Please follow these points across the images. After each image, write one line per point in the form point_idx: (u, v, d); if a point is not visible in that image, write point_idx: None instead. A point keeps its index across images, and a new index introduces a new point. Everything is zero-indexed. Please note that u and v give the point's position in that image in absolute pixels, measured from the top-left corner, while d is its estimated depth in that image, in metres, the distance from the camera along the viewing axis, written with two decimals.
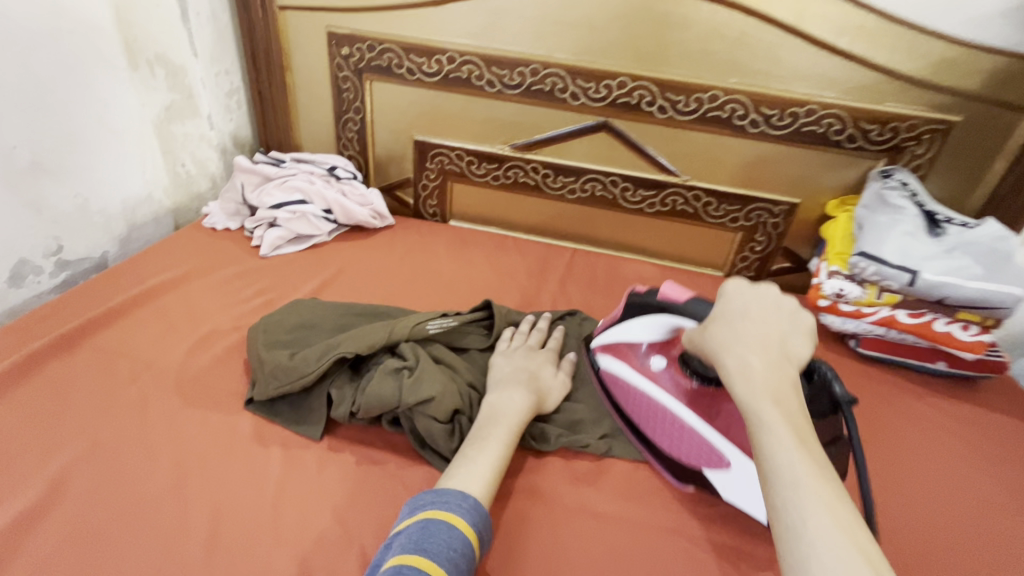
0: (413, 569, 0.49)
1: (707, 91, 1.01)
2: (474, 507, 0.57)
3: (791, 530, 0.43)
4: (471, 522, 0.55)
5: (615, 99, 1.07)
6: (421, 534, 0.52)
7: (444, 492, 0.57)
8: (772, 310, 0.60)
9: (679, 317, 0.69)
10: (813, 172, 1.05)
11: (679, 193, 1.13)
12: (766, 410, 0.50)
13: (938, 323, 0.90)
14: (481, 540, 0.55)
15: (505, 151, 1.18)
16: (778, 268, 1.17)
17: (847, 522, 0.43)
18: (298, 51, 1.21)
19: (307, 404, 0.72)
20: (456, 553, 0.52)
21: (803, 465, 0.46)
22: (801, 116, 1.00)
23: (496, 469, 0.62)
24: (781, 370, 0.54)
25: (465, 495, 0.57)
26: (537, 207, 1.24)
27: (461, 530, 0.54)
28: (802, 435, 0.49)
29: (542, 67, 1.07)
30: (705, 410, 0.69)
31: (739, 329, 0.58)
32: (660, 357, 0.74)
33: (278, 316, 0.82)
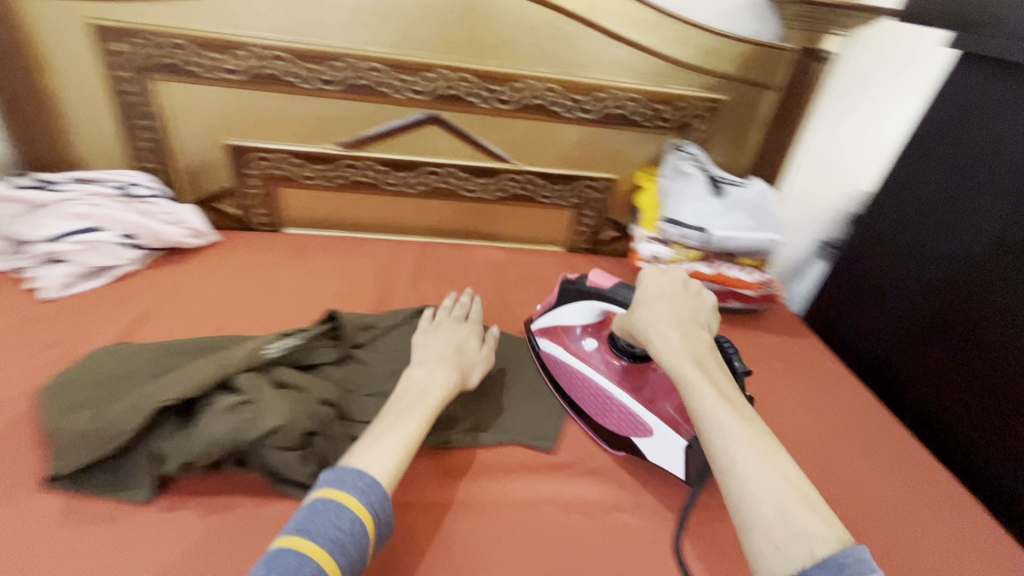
0: (295, 552, 0.50)
1: (523, 80, 1.07)
2: (371, 487, 0.57)
3: (741, 485, 0.52)
4: (360, 505, 0.55)
5: (439, 91, 1.08)
6: (309, 516, 0.53)
7: (345, 472, 0.57)
8: (682, 290, 0.72)
9: (607, 304, 0.79)
10: (624, 149, 1.18)
11: (514, 178, 1.19)
12: (696, 379, 0.60)
13: (728, 270, 1.07)
14: (376, 520, 0.56)
15: (335, 151, 1.13)
16: (608, 238, 1.30)
17: (764, 451, 0.54)
18: (55, 48, 1.00)
19: (131, 466, 0.64)
20: (343, 534, 0.52)
21: (738, 424, 0.56)
22: (606, 100, 1.11)
23: (407, 451, 0.63)
24: (692, 339, 0.66)
25: (361, 475, 0.58)
26: (378, 204, 1.21)
27: (351, 511, 0.54)
28: (718, 384, 0.61)
29: (359, 61, 1.03)
30: (631, 382, 0.79)
31: (665, 303, 0.70)
32: (592, 338, 0.85)
33: (79, 370, 0.72)
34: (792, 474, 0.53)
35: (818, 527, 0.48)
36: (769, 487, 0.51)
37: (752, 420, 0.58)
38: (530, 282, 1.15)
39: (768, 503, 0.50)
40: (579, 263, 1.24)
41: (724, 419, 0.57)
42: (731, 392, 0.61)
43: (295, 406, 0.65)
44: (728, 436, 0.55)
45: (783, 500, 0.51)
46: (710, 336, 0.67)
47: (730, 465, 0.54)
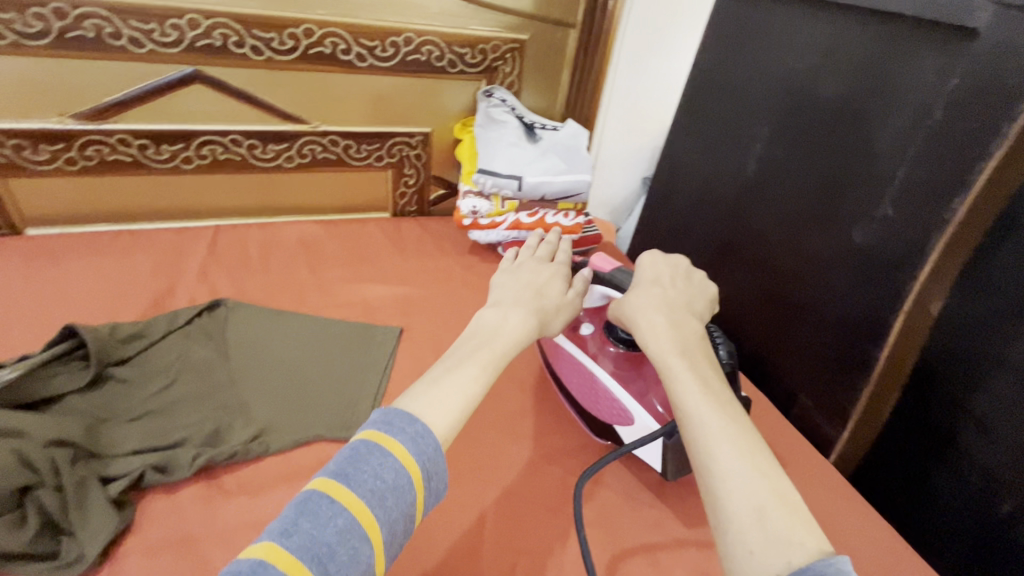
0: (321, 502, 0.41)
1: (298, 25, 0.92)
2: (422, 434, 0.47)
3: (714, 479, 0.47)
4: (421, 451, 0.46)
5: (192, 42, 0.89)
6: (350, 458, 0.44)
7: (395, 415, 0.47)
8: (682, 278, 0.69)
9: (605, 287, 0.74)
10: (433, 99, 1.09)
11: (314, 141, 1.05)
12: (679, 367, 0.55)
13: (547, 217, 1.05)
14: (428, 474, 0.46)
15: (67, 125, 0.90)
16: (436, 197, 1.23)
17: (751, 450, 0.48)
18: None
19: None
20: (384, 484, 0.43)
21: (720, 415, 0.51)
22: (402, 45, 1.00)
23: (470, 406, 0.51)
24: (686, 326, 0.61)
25: (414, 419, 0.47)
26: (148, 187, 1.00)
27: (396, 459, 0.44)
28: (706, 377, 0.55)
29: (69, 6, 0.81)
30: (624, 371, 0.70)
31: (654, 289, 0.65)
32: (590, 323, 0.76)
33: None
34: (779, 481, 0.46)
35: (796, 534, 0.42)
36: (748, 491, 0.45)
37: (743, 419, 0.51)
38: (350, 255, 1.04)
39: (744, 506, 0.44)
40: (407, 228, 1.15)
41: (709, 415, 0.51)
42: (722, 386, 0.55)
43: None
44: (713, 440, 0.49)
45: (763, 501, 0.44)
46: (701, 326, 0.62)
47: (711, 464, 0.48)
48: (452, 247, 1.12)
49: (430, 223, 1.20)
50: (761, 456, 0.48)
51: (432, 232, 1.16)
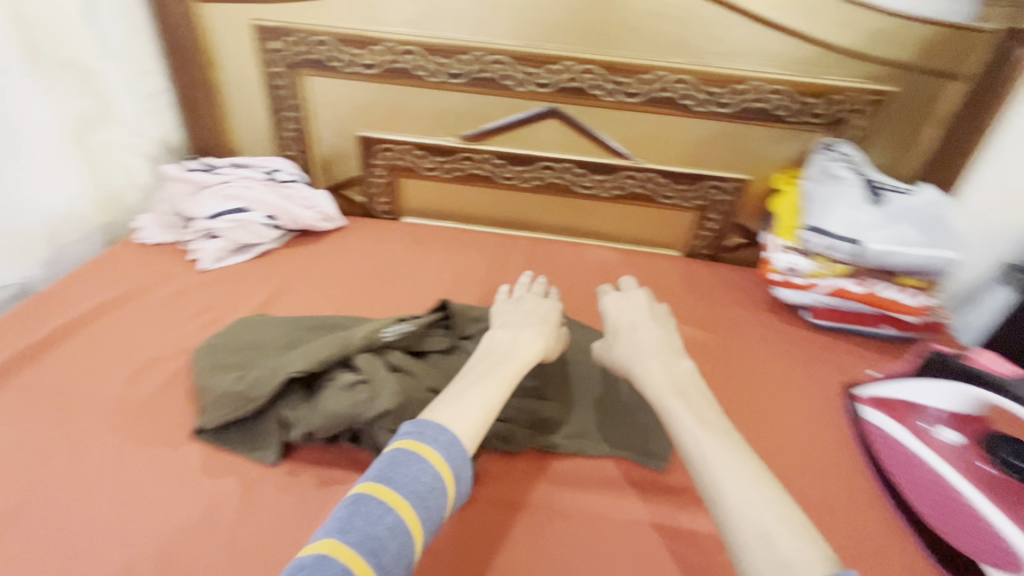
0: (382, 502, 0.49)
1: (654, 72, 1.00)
2: (450, 443, 0.55)
3: (706, 511, 0.52)
4: (449, 457, 0.54)
5: (562, 84, 1.04)
6: (390, 467, 0.52)
7: (428, 427, 0.56)
8: (658, 320, 0.81)
9: (992, 394, 0.71)
10: (760, 147, 1.06)
11: (633, 176, 1.12)
12: (675, 406, 0.63)
13: (882, 290, 0.93)
14: (457, 476, 0.54)
15: (455, 143, 1.14)
16: (733, 244, 1.18)
17: (748, 464, 0.55)
18: (225, 48, 1.13)
19: (260, 429, 0.69)
20: (423, 486, 0.51)
21: (722, 449, 0.56)
22: (747, 93, 1.00)
23: (483, 417, 0.61)
24: (675, 369, 0.70)
25: (444, 429, 0.56)
26: (491, 197, 1.21)
27: (432, 464, 0.52)
28: (704, 418, 0.61)
29: (486, 54, 1.03)
30: (1005, 502, 0.67)
31: (625, 339, 0.77)
32: (954, 431, 0.76)
33: (226, 337, 0.80)
34: (776, 499, 0.51)
35: (810, 557, 0.45)
36: (762, 498, 0.51)
37: (744, 449, 0.57)
38: (642, 286, 1.08)
39: (750, 529, 0.49)
40: (698, 270, 1.14)
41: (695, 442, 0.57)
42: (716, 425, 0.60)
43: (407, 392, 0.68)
44: None
45: (768, 525, 0.49)
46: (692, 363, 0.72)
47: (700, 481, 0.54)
48: (745, 300, 1.07)
49: (721, 270, 1.16)
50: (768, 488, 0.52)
51: (724, 280, 1.12)
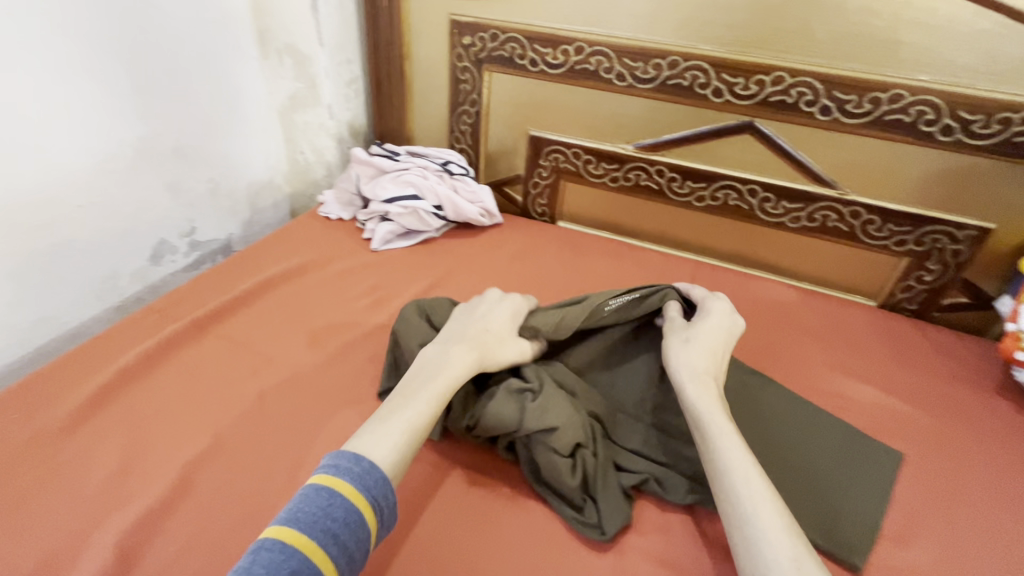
0: (274, 545, 0.46)
1: (889, 90, 0.85)
2: (366, 471, 0.52)
3: (751, 529, 0.51)
4: (364, 489, 0.50)
5: (767, 97, 0.93)
6: (298, 503, 0.49)
7: (340, 455, 0.53)
8: (726, 343, 0.72)
9: None
10: (1019, 192, 0.86)
11: (834, 208, 0.97)
12: (719, 424, 0.59)
13: None
14: (375, 503, 0.51)
15: (628, 152, 1.08)
16: (952, 303, 0.98)
17: (767, 517, 0.51)
18: (420, 41, 1.18)
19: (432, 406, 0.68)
20: (335, 523, 0.47)
21: (759, 480, 0.54)
22: (1015, 123, 0.81)
23: (412, 437, 0.57)
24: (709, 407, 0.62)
25: (360, 458, 0.52)
26: (658, 213, 1.13)
27: (344, 498, 0.49)
28: (734, 458, 0.56)
29: (683, 59, 0.95)
30: None
31: (709, 345, 0.69)
32: None
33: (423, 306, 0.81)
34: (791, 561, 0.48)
35: None
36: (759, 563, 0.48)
37: (768, 501, 0.53)
38: (828, 336, 0.93)
39: (783, 554, 0.48)
40: (902, 328, 0.96)
41: (738, 486, 0.54)
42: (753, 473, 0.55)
43: (571, 413, 0.63)
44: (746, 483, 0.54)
45: (798, 555, 0.48)
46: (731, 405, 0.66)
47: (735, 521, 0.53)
48: (966, 375, 0.87)
49: (932, 332, 0.96)
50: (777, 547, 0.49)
51: (936, 345, 0.93)
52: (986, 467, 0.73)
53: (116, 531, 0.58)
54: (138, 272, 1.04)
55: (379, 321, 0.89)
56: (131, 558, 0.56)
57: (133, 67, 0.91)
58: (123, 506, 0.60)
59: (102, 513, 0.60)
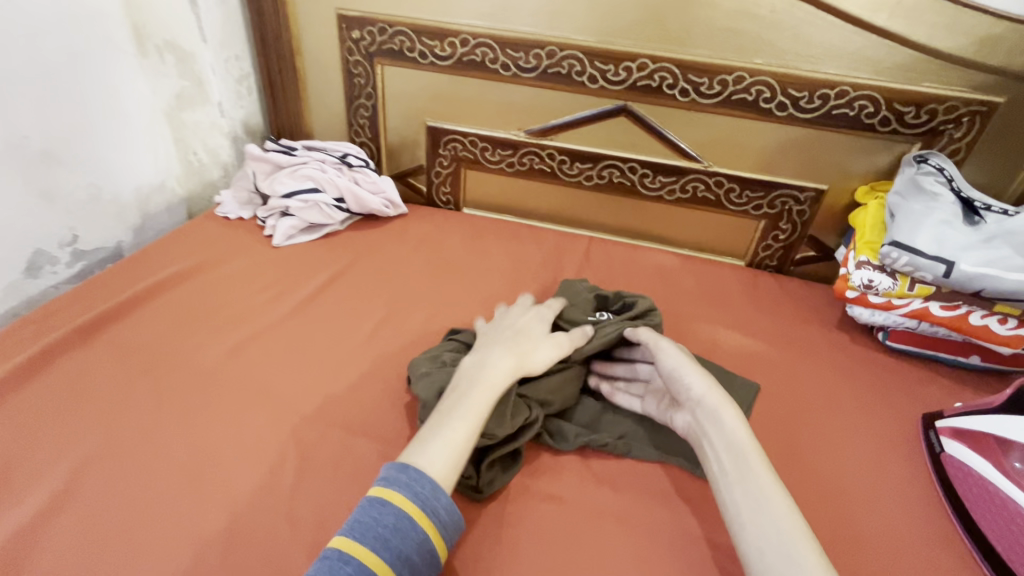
0: (332, 553, 0.49)
1: (733, 72, 0.97)
2: (415, 479, 0.53)
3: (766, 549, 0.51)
4: (421, 501, 0.52)
5: (635, 82, 1.03)
6: (357, 514, 0.52)
7: (417, 476, 0.54)
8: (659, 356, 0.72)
9: None
10: (842, 157, 1.01)
11: (701, 179, 1.09)
12: (730, 440, 0.59)
13: (973, 316, 0.84)
14: (430, 511, 0.52)
15: (520, 137, 1.15)
16: (802, 257, 1.14)
17: (785, 516, 0.53)
18: (309, 36, 1.18)
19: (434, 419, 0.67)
20: (384, 530, 0.50)
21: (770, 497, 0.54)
22: (832, 98, 0.95)
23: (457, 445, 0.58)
24: (720, 420, 0.61)
25: (412, 472, 0.54)
26: (554, 193, 1.21)
27: (394, 507, 0.52)
28: (748, 465, 0.57)
29: (559, 49, 1.03)
30: None
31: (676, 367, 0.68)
32: None
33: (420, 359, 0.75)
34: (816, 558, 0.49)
35: None
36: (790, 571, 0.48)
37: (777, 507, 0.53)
38: (703, 293, 1.05)
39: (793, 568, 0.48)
40: (764, 282, 1.10)
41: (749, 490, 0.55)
42: (762, 472, 0.56)
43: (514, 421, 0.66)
44: (753, 502, 0.54)
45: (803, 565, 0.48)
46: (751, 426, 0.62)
47: (741, 541, 0.53)
48: (813, 315, 1.02)
49: (788, 283, 1.11)
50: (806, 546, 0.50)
51: (791, 293, 1.08)
52: (823, 386, 0.87)
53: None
54: (12, 285, 0.98)
55: (282, 312, 0.90)
56: (16, 563, 0.55)
57: None
58: (7, 514, 0.58)
59: None
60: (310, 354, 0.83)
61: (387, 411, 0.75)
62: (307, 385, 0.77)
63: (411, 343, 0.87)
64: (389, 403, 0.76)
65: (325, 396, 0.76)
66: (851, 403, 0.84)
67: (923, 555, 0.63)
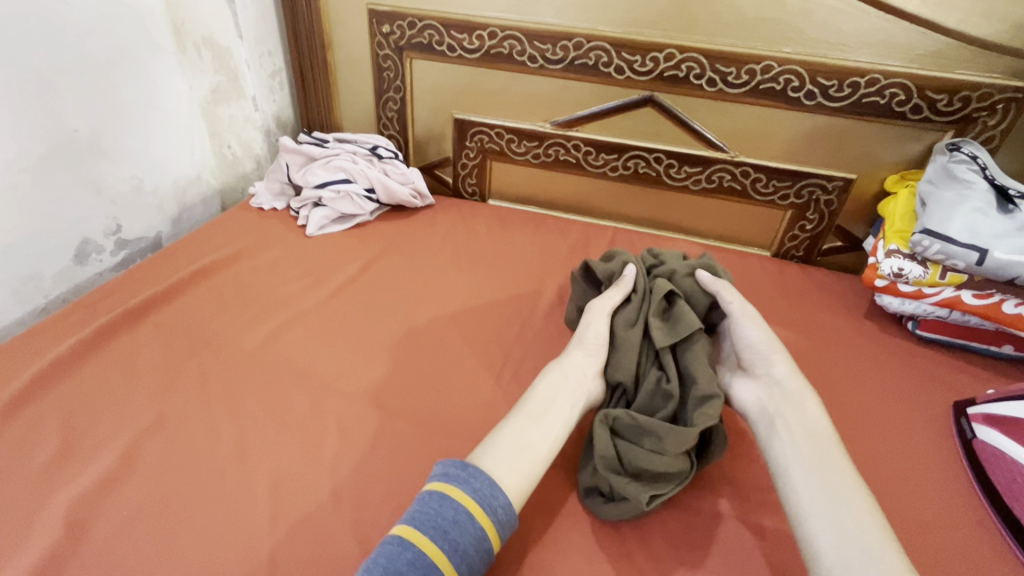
0: (393, 539, 0.51)
1: (761, 62, 0.97)
2: (473, 476, 0.55)
3: (839, 514, 0.55)
4: (480, 498, 0.54)
5: (662, 72, 1.03)
6: (416, 506, 0.54)
7: (475, 475, 0.55)
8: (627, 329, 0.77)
9: None
10: (871, 146, 1.01)
11: (727, 169, 1.09)
12: (812, 422, 0.65)
13: (1007, 305, 0.83)
14: (488, 508, 0.53)
15: (546, 129, 1.17)
16: (829, 247, 1.13)
17: (854, 494, 0.57)
18: (340, 30, 1.21)
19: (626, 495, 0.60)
20: (444, 521, 0.51)
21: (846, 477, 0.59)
22: (862, 86, 0.95)
23: (529, 455, 0.60)
24: (803, 409, 0.66)
25: (467, 466, 0.56)
26: (579, 184, 1.22)
27: (454, 501, 0.53)
28: (825, 447, 0.62)
29: (586, 40, 1.04)
30: None
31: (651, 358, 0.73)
32: None
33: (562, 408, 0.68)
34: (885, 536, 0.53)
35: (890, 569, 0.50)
36: (859, 542, 0.52)
37: (852, 490, 0.57)
38: None
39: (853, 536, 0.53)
40: (790, 272, 1.10)
41: (824, 465, 0.60)
42: (835, 455, 0.61)
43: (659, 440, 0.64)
44: (826, 473, 0.59)
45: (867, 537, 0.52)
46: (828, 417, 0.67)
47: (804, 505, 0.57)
48: (839, 305, 1.02)
49: (815, 273, 1.11)
50: (870, 518, 0.54)
51: (817, 283, 1.08)
52: (851, 373, 0.87)
53: (66, 504, 0.60)
54: (62, 273, 1.03)
55: (318, 298, 0.93)
56: (82, 527, 0.58)
57: (42, 63, 0.90)
58: (71, 481, 0.62)
59: (49, 490, 0.61)
60: (347, 338, 0.86)
61: (421, 392, 0.77)
62: (344, 367, 0.80)
63: (443, 328, 0.89)
64: (424, 384, 0.78)
65: (362, 378, 0.79)
66: (879, 391, 0.84)
67: (954, 537, 0.64)
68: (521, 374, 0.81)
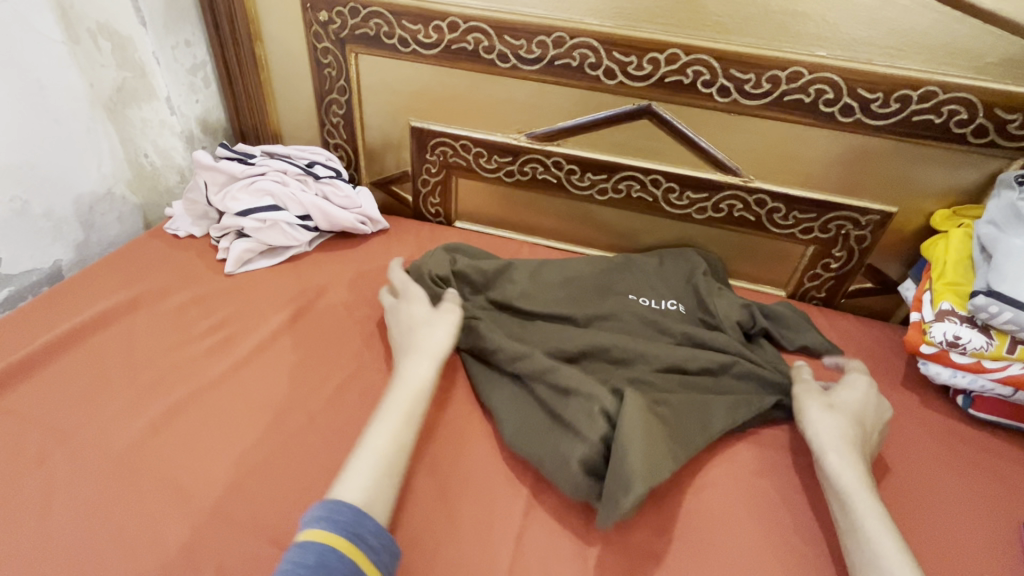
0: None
1: (787, 67, 0.77)
2: (335, 509, 0.48)
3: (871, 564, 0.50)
4: (345, 529, 0.47)
5: (663, 78, 0.83)
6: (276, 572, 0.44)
7: (335, 508, 0.48)
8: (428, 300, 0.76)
9: None
10: (919, 171, 0.82)
11: (738, 197, 0.90)
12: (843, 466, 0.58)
13: None
14: (357, 538, 0.47)
15: (521, 142, 0.96)
16: (856, 289, 0.95)
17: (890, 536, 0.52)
18: (270, 17, 0.99)
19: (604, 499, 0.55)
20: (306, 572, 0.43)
21: (885, 523, 0.53)
22: (914, 101, 0.75)
23: (388, 465, 0.54)
24: (830, 439, 0.61)
25: (326, 504, 0.49)
26: (560, 208, 1.02)
27: (317, 545, 0.45)
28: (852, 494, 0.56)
29: (569, 36, 0.83)
30: None
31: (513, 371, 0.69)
32: None
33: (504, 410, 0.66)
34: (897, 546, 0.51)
35: None
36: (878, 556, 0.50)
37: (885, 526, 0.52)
38: None
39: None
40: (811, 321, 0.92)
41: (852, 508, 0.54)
42: (864, 495, 0.55)
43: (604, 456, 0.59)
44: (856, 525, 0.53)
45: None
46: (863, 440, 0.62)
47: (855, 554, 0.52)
48: (871, 367, 0.84)
49: (840, 321, 0.93)
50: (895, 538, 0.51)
51: (843, 335, 0.90)
52: (889, 467, 0.70)
53: None
54: None
55: (223, 367, 0.74)
56: None
57: None
58: None
59: None
60: (255, 429, 0.67)
61: None
62: (245, 475, 0.62)
63: (380, 409, 0.71)
64: None
65: (267, 493, 0.60)
66: (924, 494, 0.67)
67: None
68: (475, 479, 0.63)
